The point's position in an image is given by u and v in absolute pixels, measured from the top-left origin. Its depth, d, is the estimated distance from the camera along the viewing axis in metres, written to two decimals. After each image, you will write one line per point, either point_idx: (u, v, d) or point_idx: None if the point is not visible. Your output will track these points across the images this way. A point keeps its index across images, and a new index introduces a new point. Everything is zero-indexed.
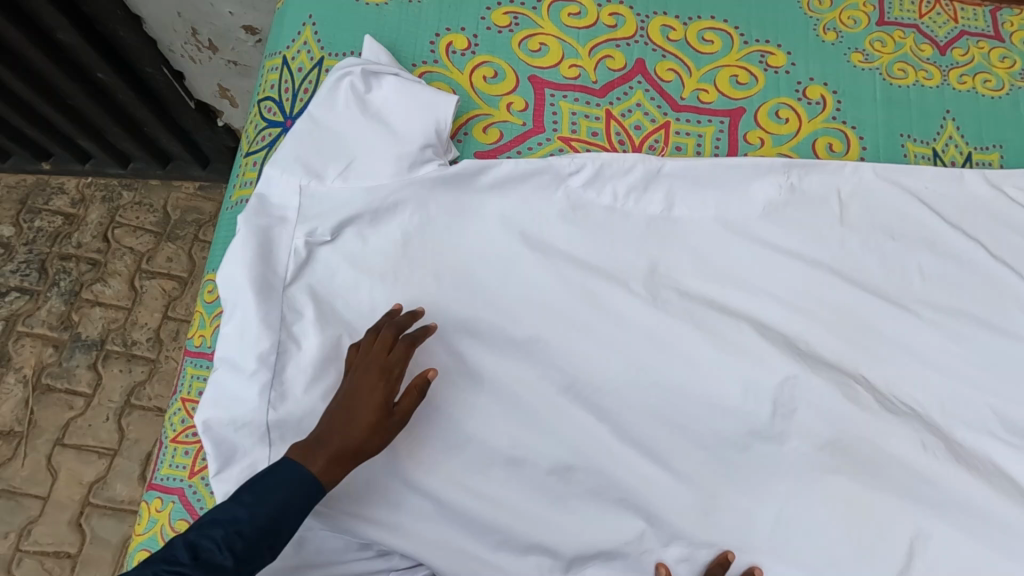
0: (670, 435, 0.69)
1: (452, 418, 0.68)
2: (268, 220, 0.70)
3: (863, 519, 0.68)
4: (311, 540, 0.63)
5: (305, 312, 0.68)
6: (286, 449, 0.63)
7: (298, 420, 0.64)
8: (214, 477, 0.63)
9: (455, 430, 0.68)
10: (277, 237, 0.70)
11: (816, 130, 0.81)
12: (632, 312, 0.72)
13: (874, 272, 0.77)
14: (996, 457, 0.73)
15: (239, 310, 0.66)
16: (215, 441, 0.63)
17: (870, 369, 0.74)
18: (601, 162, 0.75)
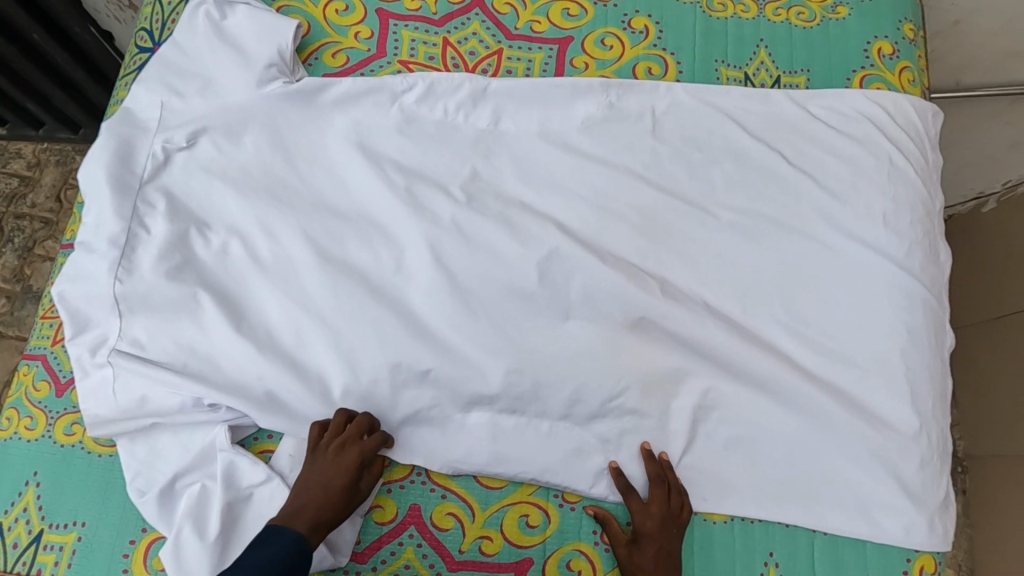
0: (479, 315, 0.78)
1: (285, 298, 0.77)
2: (130, 129, 0.80)
3: (644, 387, 0.78)
4: (152, 400, 0.72)
5: (158, 206, 0.78)
6: (134, 318, 0.74)
7: (141, 293, 0.75)
8: (70, 342, 0.74)
9: (286, 309, 0.77)
10: (138, 144, 0.80)
11: (637, 56, 0.90)
12: (451, 211, 0.81)
13: (681, 178, 0.86)
14: (783, 341, 0.81)
15: (99, 202, 0.77)
16: (70, 312, 0.74)
17: (671, 263, 0.82)
18: (431, 81, 0.85)
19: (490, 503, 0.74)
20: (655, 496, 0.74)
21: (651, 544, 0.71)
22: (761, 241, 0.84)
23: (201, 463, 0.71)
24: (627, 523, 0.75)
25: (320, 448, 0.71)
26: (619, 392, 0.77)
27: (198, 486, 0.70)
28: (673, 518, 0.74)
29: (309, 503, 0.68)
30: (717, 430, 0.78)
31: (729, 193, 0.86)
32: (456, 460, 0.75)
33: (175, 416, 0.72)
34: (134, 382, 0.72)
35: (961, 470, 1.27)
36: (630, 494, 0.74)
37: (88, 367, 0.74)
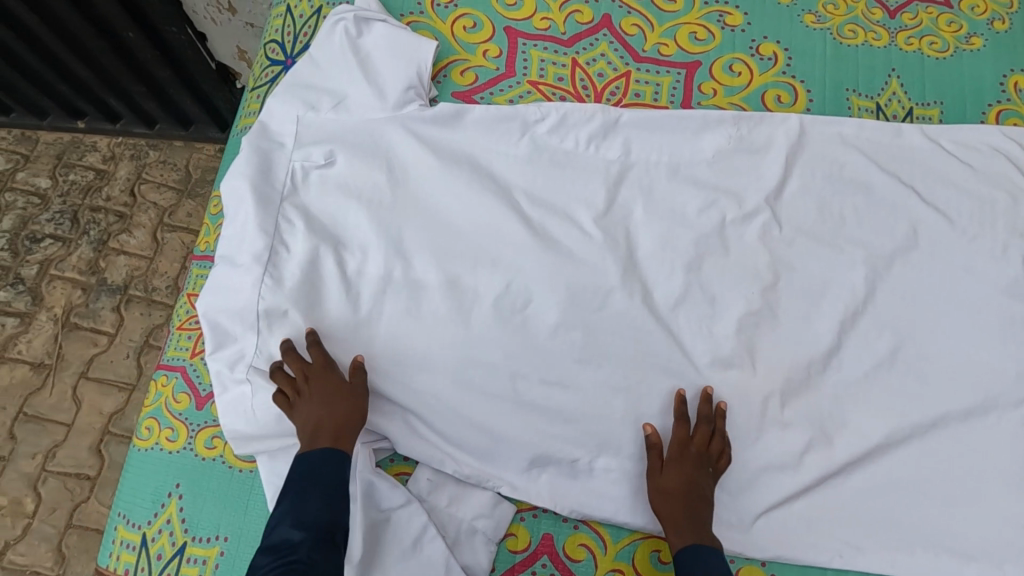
0: (609, 350, 0.78)
1: (418, 328, 0.77)
2: (270, 144, 0.81)
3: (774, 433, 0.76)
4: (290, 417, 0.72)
5: (296, 223, 0.78)
6: (271, 335, 0.74)
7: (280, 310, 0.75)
8: (211, 356, 0.75)
9: (419, 340, 0.77)
10: (276, 159, 0.80)
11: (767, 82, 0.89)
12: (578, 243, 0.81)
13: (812, 212, 0.84)
14: (914, 388, 0.79)
15: (242, 217, 0.78)
16: (212, 326, 0.75)
17: (801, 302, 0.81)
18: (565, 111, 0.84)
19: (621, 536, 0.74)
20: (697, 431, 0.73)
21: (678, 472, 0.71)
22: (892, 280, 0.82)
23: (339, 483, 0.72)
24: (759, 561, 0.74)
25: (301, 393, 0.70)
26: (744, 434, 0.76)
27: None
28: (708, 458, 0.73)
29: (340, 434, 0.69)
30: (851, 479, 0.76)
31: (860, 230, 0.84)
32: (586, 499, 0.74)
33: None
34: (271, 399, 0.72)
35: None
36: (676, 422, 0.74)
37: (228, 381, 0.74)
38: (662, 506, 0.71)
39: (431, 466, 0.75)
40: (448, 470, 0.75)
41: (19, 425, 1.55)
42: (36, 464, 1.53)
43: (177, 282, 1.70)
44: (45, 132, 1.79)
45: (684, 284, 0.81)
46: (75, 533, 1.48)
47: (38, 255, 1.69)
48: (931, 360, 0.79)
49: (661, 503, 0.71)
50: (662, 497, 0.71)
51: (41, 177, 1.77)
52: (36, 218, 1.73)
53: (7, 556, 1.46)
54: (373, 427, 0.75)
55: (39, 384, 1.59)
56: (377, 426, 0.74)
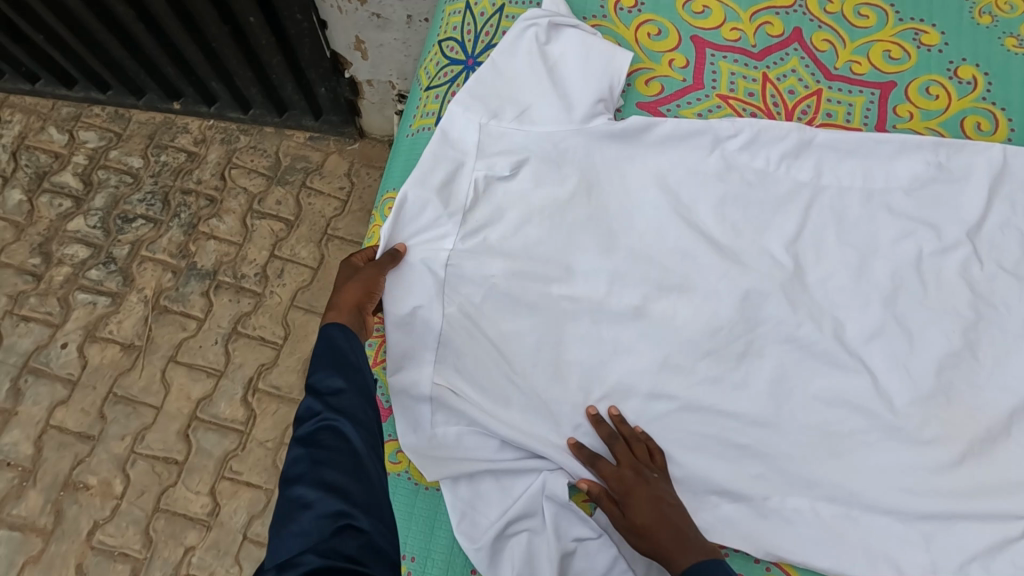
0: (798, 388, 0.74)
1: (603, 352, 0.74)
2: (453, 154, 0.78)
3: (977, 488, 0.71)
4: (467, 438, 0.72)
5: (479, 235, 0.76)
6: (450, 354, 0.74)
7: (458, 327, 0.75)
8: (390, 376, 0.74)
9: (604, 364, 0.74)
10: (460, 169, 0.78)
11: (965, 109, 0.84)
12: (770, 271, 0.77)
13: (1014, 250, 0.79)
14: None
15: (435, 228, 0.76)
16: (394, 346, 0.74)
17: (1005, 346, 0.76)
18: (759, 128, 0.80)
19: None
20: (617, 456, 0.69)
21: (641, 498, 0.66)
22: None
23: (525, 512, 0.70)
24: None
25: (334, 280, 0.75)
26: (943, 488, 0.71)
27: (525, 535, 0.69)
28: (647, 465, 0.69)
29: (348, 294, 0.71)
30: None
31: None
32: (780, 547, 0.70)
33: (498, 462, 0.71)
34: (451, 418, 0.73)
35: None
36: (598, 458, 0.69)
37: (409, 399, 0.74)
38: (651, 545, 0.64)
39: None
40: None
41: (109, 406, 1.51)
42: (124, 445, 1.48)
43: (265, 269, 1.63)
44: (139, 111, 1.78)
45: (881, 317, 0.76)
46: (163, 517, 1.42)
47: (129, 236, 1.66)
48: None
49: (645, 541, 0.65)
50: (640, 537, 0.65)
51: (133, 156, 1.74)
52: (128, 198, 1.70)
53: (96, 536, 1.41)
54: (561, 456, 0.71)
55: (129, 365, 1.55)
56: (563, 455, 0.71)
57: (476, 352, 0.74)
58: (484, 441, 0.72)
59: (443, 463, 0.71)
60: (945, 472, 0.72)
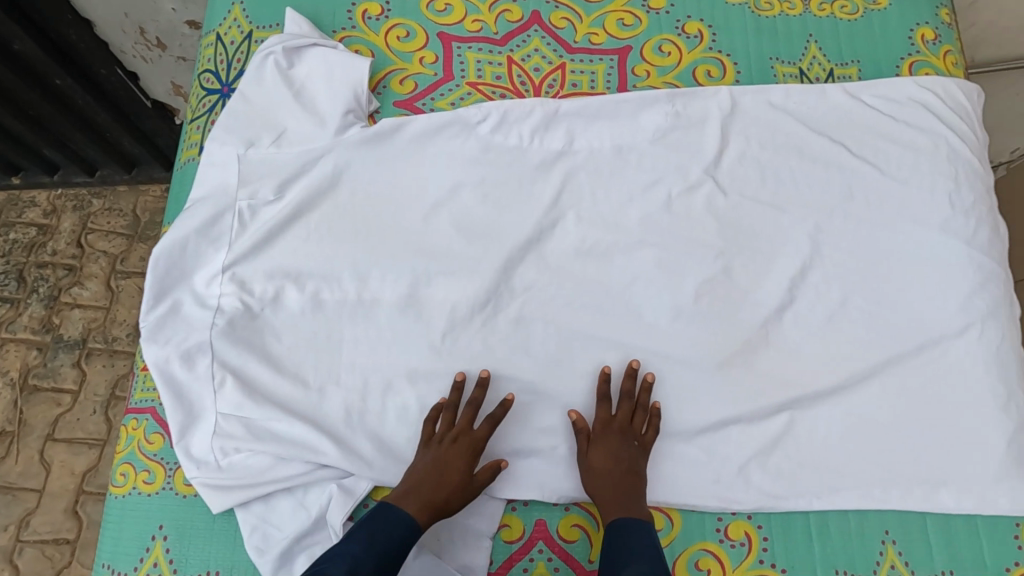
0: (575, 340, 0.80)
1: (388, 343, 0.77)
2: (216, 195, 0.80)
3: (739, 394, 0.80)
4: (261, 463, 0.72)
5: (249, 265, 0.78)
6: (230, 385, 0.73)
7: (235, 354, 0.74)
8: (168, 415, 0.73)
9: (390, 355, 0.77)
10: (223, 207, 0.79)
11: (695, 60, 0.92)
12: (536, 238, 0.82)
13: (751, 179, 0.87)
14: (861, 332, 0.82)
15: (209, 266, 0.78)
16: (167, 380, 0.73)
17: (752, 264, 0.84)
18: (504, 109, 0.85)
19: None
20: (620, 407, 0.76)
21: (607, 450, 0.74)
22: (836, 233, 0.86)
23: (317, 526, 0.70)
24: (745, 516, 0.76)
25: (434, 439, 0.73)
26: (710, 403, 0.79)
27: (320, 544, 0.69)
28: (635, 433, 0.76)
29: (427, 483, 0.70)
30: (817, 426, 0.79)
31: (801, 191, 0.88)
32: (574, 490, 0.75)
33: (292, 478, 0.71)
34: (248, 449, 0.72)
35: None
36: (597, 404, 0.77)
37: (193, 437, 0.73)
38: (592, 484, 0.73)
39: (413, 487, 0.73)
40: None
41: None
42: (8, 536, 1.42)
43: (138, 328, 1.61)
44: None
45: (642, 261, 0.83)
46: None
47: None
48: (891, 304, 0.84)
49: (589, 476, 0.74)
50: (589, 475, 0.74)
51: None
52: None
53: None
54: (349, 459, 0.72)
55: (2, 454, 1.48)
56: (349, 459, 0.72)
57: (258, 380, 0.74)
58: (275, 460, 0.72)
59: (236, 489, 0.70)
60: (712, 388, 0.80)
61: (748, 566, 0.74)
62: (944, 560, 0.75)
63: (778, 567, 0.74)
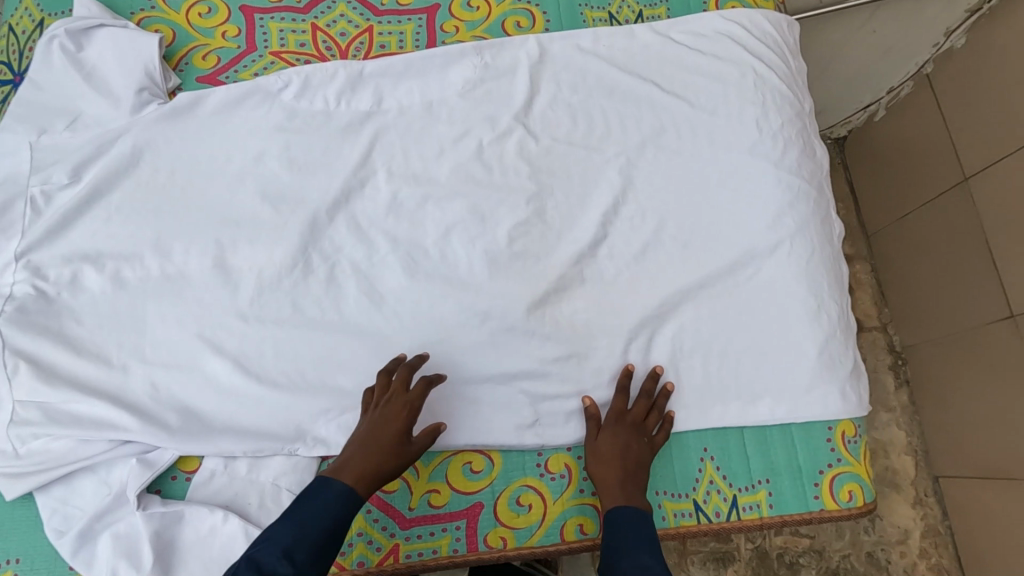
0: (390, 294, 0.80)
1: (194, 315, 0.77)
2: (7, 184, 0.78)
3: (557, 331, 0.81)
4: (58, 446, 0.70)
5: (42, 250, 0.77)
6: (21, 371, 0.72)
7: (29, 338, 0.73)
8: None
9: (196, 327, 0.76)
10: (13, 195, 0.78)
11: (504, 12, 0.93)
12: (345, 199, 0.83)
13: (562, 122, 0.89)
14: (673, 260, 0.84)
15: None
16: None
17: (565, 204, 0.85)
18: (305, 74, 0.85)
19: (432, 458, 0.75)
20: (634, 405, 0.76)
21: (616, 436, 0.74)
22: (649, 167, 0.88)
23: (118, 502, 0.69)
24: (565, 450, 0.77)
25: (372, 403, 0.71)
26: (528, 343, 0.80)
27: (123, 520, 0.68)
28: (648, 429, 0.76)
29: (357, 453, 0.67)
30: (635, 356, 0.81)
31: (613, 130, 0.89)
32: None
33: (91, 456, 0.70)
34: (41, 433, 0.70)
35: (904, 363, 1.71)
36: (614, 395, 0.77)
37: None
38: (599, 471, 0.73)
39: (218, 454, 0.72)
40: (236, 451, 0.72)
41: None
42: None
43: None
44: None
45: (455, 211, 0.83)
46: None
47: None
48: (705, 230, 0.85)
49: (596, 462, 0.73)
50: (597, 463, 0.73)
51: None
52: None
53: None
54: (149, 432, 0.71)
55: None
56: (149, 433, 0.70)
57: (55, 364, 0.73)
58: (72, 442, 0.70)
59: (30, 475, 0.69)
60: (530, 328, 0.80)
61: (568, 497, 0.75)
62: (762, 470, 0.77)
63: None
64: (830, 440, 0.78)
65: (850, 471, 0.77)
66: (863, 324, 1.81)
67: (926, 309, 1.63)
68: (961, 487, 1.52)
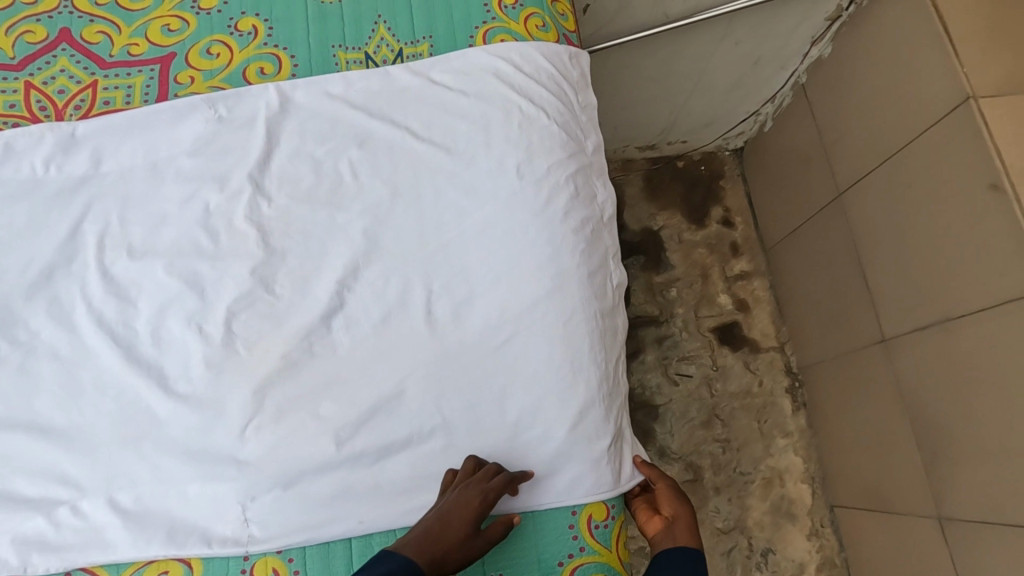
0: (92, 381, 0.72)
1: None
2: None
3: (275, 421, 0.72)
4: None
5: None
6: None
7: None
8: None
9: None
10: None
11: (247, 58, 0.86)
12: (49, 276, 0.75)
13: (302, 178, 0.81)
14: (417, 327, 0.76)
15: None
16: None
17: (298, 271, 0.78)
18: (6, 140, 0.79)
19: (123, 569, 0.68)
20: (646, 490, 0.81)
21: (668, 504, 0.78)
22: (397, 224, 0.80)
23: None
24: (274, 552, 0.70)
25: (452, 485, 0.69)
26: (243, 434, 0.71)
27: None
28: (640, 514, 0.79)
29: (425, 535, 0.66)
30: (366, 441, 0.72)
31: (360, 183, 0.81)
32: (71, 553, 0.67)
33: None
34: None
35: (799, 384, 1.56)
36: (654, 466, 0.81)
37: None
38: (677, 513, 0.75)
39: None
40: None
41: None
42: None
43: None
44: None
45: (172, 283, 0.76)
46: None
47: None
48: (455, 291, 0.77)
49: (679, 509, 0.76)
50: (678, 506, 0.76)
51: None
52: None
53: None
54: None
55: None
56: None
57: None
58: None
59: None
60: (246, 415, 0.72)
61: None
62: (495, 558, 0.72)
63: None
64: (574, 526, 0.72)
65: (594, 560, 0.71)
66: (760, 344, 1.59)
67: (817, 324, 1.47)
68: (858, 519, 1.36)
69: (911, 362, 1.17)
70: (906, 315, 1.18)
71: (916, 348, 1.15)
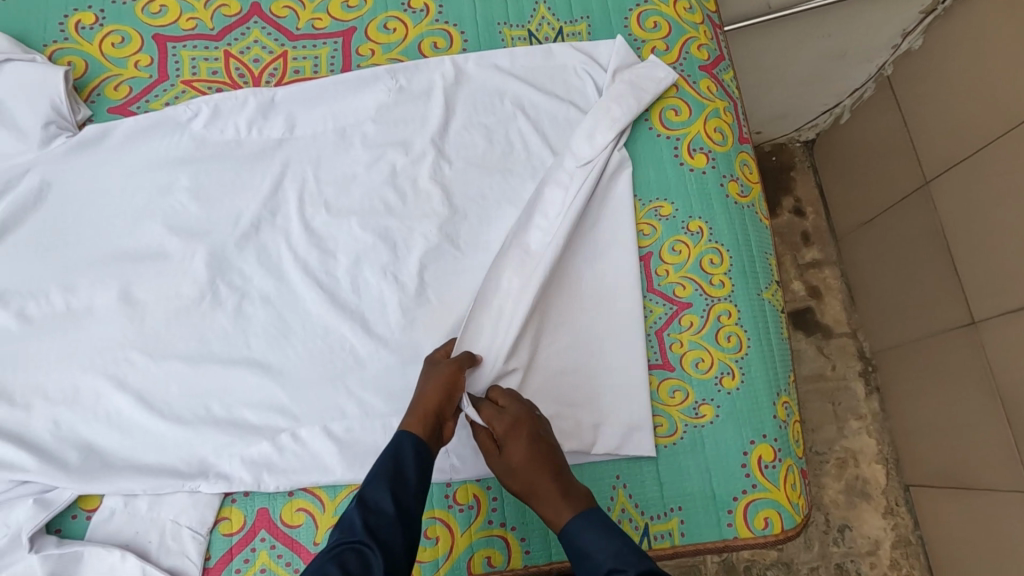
0: (300, 323, 0.79)
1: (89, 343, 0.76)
2: None
3: None
4: None
5: None
6: None
7: None
8: None
9: (94, 357, 0.76)
10: None
11: (421, 33, 0.92)
12: (255, 227, 0.82)
13: (477, 144, 0.87)
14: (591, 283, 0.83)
15: None
16: None
17: (478, 229, 0.84)
18: (214, 103, 0.86)
19: (339, 491, 0.74)
20: None
21: None
22: None
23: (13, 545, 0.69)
24: (474, 482, 0.76)
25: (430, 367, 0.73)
26: None
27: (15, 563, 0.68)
28: None
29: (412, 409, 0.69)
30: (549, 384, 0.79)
31: (530, 150, 0.88)
32: (295, 474, 0.73)
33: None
34: None
35: (871, 368, 1.57)
36: None
37: None
38: None
39: (116, 492, 0.72)
40: (133, 490, 0.72)
41: None
42: None
43: None
44: None
45: (365, 236, 0.82)
46: None
47: None
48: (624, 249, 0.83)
49: None
50: None
51: None
52: None
53: None
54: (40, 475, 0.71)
55: None
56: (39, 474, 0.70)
57: None
58: None
59: None
60: None
61: (476, 530, 0.75)
62: (673, 492, 0.77)
63: (508, 526, 0.75)
64: (744, 465, 0.77)
65: (765, 497, 0.76)
66: (833, 330, 1.60)
67: (892, 309, 1.49)
68: (933, 500, 1.39)
69: (1001, 345, 1.21)
70: (999, 296, 1.22)
71: (1007, 332, 1.19)
